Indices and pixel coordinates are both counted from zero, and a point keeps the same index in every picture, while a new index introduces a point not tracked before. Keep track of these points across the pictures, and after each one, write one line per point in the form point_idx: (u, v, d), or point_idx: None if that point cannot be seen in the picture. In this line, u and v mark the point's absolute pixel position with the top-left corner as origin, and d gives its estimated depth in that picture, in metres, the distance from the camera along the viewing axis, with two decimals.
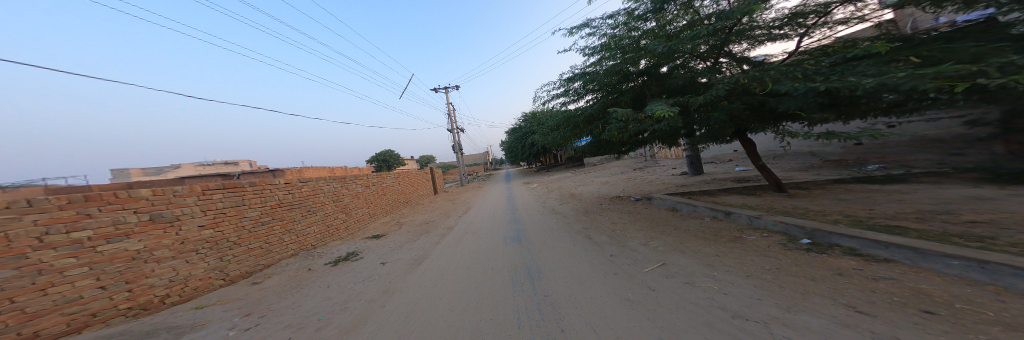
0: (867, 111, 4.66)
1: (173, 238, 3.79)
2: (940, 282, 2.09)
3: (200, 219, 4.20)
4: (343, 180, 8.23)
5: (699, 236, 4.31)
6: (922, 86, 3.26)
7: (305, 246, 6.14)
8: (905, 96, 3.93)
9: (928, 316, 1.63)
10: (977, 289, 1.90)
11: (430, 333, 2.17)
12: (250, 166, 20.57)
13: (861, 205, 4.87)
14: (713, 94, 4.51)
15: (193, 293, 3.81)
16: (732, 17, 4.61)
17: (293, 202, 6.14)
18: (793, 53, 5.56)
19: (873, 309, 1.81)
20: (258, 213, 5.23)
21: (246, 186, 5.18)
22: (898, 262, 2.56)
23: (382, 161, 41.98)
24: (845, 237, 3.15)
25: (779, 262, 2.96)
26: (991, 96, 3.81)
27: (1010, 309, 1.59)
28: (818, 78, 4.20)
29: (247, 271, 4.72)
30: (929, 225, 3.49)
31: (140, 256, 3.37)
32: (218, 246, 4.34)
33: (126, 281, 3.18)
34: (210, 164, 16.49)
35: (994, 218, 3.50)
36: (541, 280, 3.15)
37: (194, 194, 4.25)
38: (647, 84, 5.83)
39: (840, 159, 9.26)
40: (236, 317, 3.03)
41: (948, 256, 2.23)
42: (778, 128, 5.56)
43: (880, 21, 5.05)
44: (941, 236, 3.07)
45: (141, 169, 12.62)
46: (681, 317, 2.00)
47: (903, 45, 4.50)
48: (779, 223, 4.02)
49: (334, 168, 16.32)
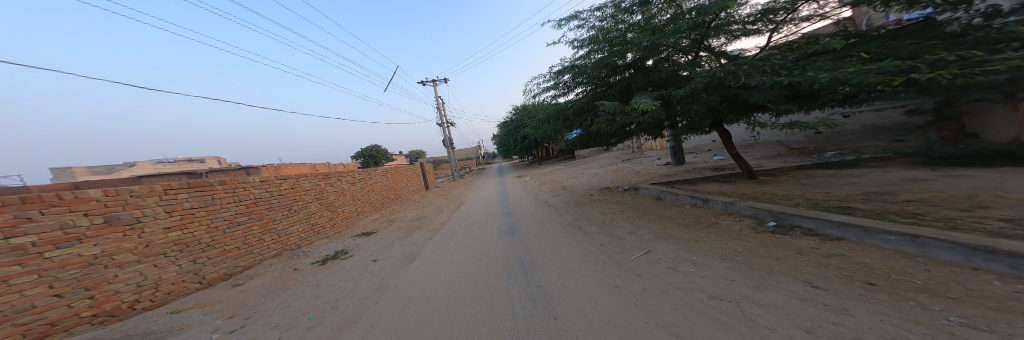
0: (825, 102, 5.06)
1: (135, 241, 3.51)
2: (880, 256, 2.38)
3: (165, 221, 3.92)
4: (327, 177, 7.87)
5: (681, 223, 4.60)
6: (868, 80, 3.61)
7: (288, 246, 5.90)
8: (857, 88, 4.32)
9: (870, 287, 1.87)
10: (909, 260, 2.20)
11: (427, 327, 2.22)
12: (219, 164, 19.27)
13: (819, 188, 5.37)
14: (693, 88, 4.71)
15: (167, 298, 3.61)
16: (710, 12, 4.84)
17: (271, 200, 5.82)
18: (763, 48, 5.88)
19: (826, 283, 2.05)
20: (232, 213, 4.93)
21: (215, 185, 4.83)
22: (848, 240, 2.87)
23: (370, 157, 40.52)
24: (805, 219, 3.47)
25: (750, 245, 3.24)
26: (926, 89, 4.27)
27: (933, 277, 1.86)
28: (784, 72, 4.48)
29: (225, 273, 4.50)
30: (874, 205, 3.93)
31: (99, 261, 3.10)
32: (189, 248, 4.09)
33: (85, 287, 2.94)
34: (171, 161, 15.14)
35: (925, 197, 3.99)
36: (534, 271, 3.26)
37: (156, 195, 3.92)
38: (633, 77, 5.98)
39: (802, 148, 10.17)
40: (219, 320, 2.91)
41: (887, 233, 2.54)
42: (750, 119, 5.89)
43: (839, 18, 5.42)
44: (883, 214, 3.48)
45: (90, 168, 11.42)
46: (665, 301, 2.16)
47: (857, 41, 4.91)
48: (750, 208, 4.34)
49: (317, 166, 15.58)
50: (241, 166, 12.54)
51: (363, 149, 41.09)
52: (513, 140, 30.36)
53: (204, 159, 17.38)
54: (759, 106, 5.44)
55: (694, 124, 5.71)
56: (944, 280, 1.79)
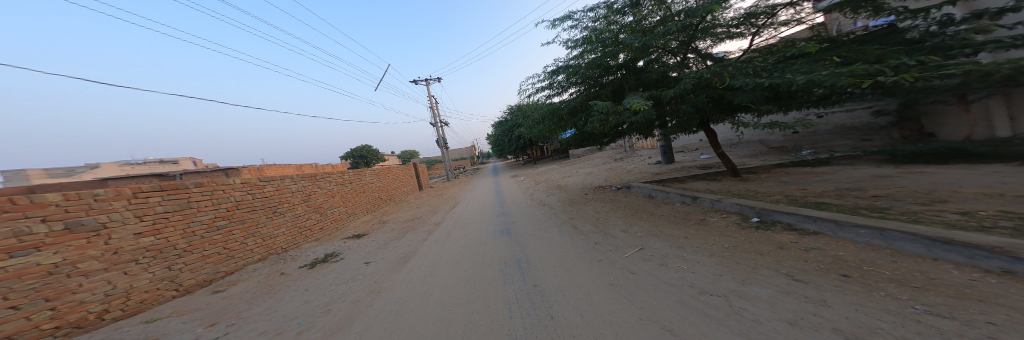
0: (802, 104, 5.32)
1: (101, 248, 3.26)
2: (853, 249, 2.52)
3: (135, 227, 3.67)
4: (315, 178, 7.61)
5: (671, 220, 4.72)
6: (840, 82, 3.82)
7: (273, 250, 5.67)
8: (831, 90, 4.55)
9: (845, 279, 1.98)
10: (878, 252, 2.34)
11: (422, 329, 2.18)
12: (195, 166, 18.22)
13: (797, 185, 5.64)
14: (682, 88, 4.84)
15: (140, 307, 3.39)
16: (698, 14, 4.98)
17: (254, 203, 5.56)
18: (746, 51, 6.11)
19: (806, 276, 2.15)
20: (211, 217, 4.68)
21: (190, 187, 4.57)
22: (824, 234, 3.02)
23: (359, 157, 39.53)
24: (785, 214, 3.63)
25: (735, 240, 3.36)
26: (891, 91, 4.57)
27: (899, 268, 1.98)
28: (764, 74, 4.67)
29: (204, 280, 4.27)
30: (847, 200, 4.17)
31: (60, 269, 2.86)
32: (164, 255, 3.85)
33: (45, 298, 2.70)
34: (141, 163, 14.18)
35: (891, 192, 4.26)
36: (531, 270, 3.25)
37: (124, 198, 3.65)
38: (625, 78, 6.08)
39: (781, 147, 10.66)
40: (199, 328, 2.76)
41: (859, 226, 2.69)
42: (735, 119, 6.11)
43: (813, 24, 5.70)
44: (855, 208, 3.70)
45: (50, 170, 10.56)
46: (658, 297, 2.21)
47: (829, 46, 5.18)
48: (735, 205, 4.50)
49: (303, 166, 15.03)
50: (220, 167, 11.92)
51: (353, 149, 40.07)
52: (507, 139, 30.32)
53: (178, 160, 16.37)
54: (742, 106, 5.65)
55: (682, 123, 5.86)
56: (909, 270, 1.92)
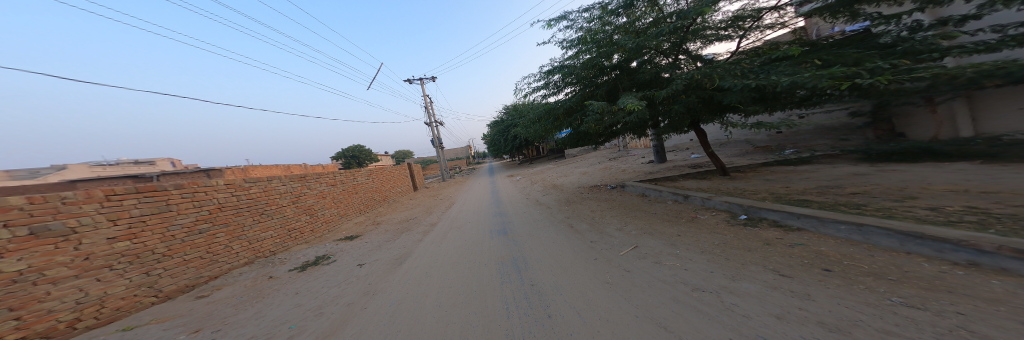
0: (786, 105, 5.51)
1: (70, 253, 3.06)
2: (834, 244, 2.63)
3: (108, 231, 3.46)
4: (304, 178, 7.39)
5: (664, 218, 4.81)
6: (821, 84, 3.97)
7: (260, 253, 5.47)
8: (813, 92, 4.73)
9: (828, 273, 2.05)
10: (857, 247, 2.44)
11: (419, 330, 2.14)
12: (175, 166, 17.41)
13: (782, 183, 5.85)
14: (673, 89, 4.93)
15: (115, 315, 3.21)
16: (689, 17, 5.08)
17: (239, 205, 5.35)
18: (733, 53, 6.28)
19: (791, 271, 2.22)
20: (192, 220, 4.48)
21: (170, 189, 4.35)
22: (807, 230, 3.13)
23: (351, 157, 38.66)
24: (771, 212, 3.75)
25: (725, 237, 3.45)
26: (867, 93, 4.78)
27: (877, 262, 2.07)
28: (751, 75, 4.81)
29: (186, 285, 4.08)
30: (828, 197, 4.34)
31: (24, 277, 2.66)
32: (141, 260, 3.66)
33: (10, 308, 2.50)
34: (116, 163, 13.45)
35: (868, 190, 4.47)
36: (528, 270, 3.25)
37: (95, 201, 3.44)
38: (619, 78, 6.16)
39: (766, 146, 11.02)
40: (182, 335, 2.63)
41: (839, 222, 2.80)
42: (723, 119, 6.27)
43: (795, 28, 5.90)
44: (835, 205, 3.86)
45: (15, 172, 9.89)
46: (653, 294, 2.24)
47: (810, 49, 5.37)
48: (724, 202, 4.62)
49: (292, 167, 14.59)
50: (203, 168, 11.43)
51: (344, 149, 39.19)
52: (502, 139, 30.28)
53: (156, 160, 15.58)
54: (731, 107, 5.81)
55: (674, 123, 5.98)
56: (886, 264, 2.01)
